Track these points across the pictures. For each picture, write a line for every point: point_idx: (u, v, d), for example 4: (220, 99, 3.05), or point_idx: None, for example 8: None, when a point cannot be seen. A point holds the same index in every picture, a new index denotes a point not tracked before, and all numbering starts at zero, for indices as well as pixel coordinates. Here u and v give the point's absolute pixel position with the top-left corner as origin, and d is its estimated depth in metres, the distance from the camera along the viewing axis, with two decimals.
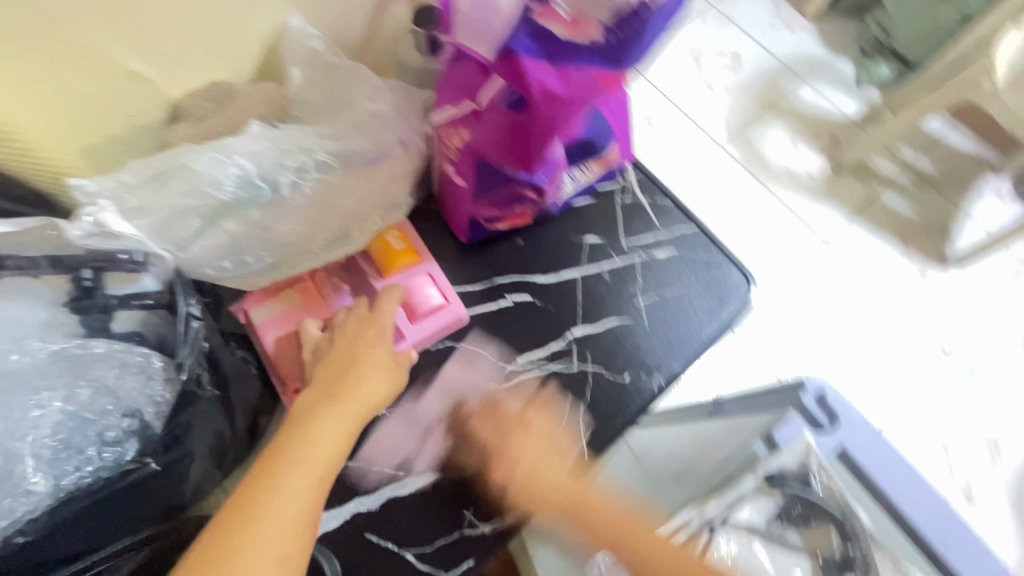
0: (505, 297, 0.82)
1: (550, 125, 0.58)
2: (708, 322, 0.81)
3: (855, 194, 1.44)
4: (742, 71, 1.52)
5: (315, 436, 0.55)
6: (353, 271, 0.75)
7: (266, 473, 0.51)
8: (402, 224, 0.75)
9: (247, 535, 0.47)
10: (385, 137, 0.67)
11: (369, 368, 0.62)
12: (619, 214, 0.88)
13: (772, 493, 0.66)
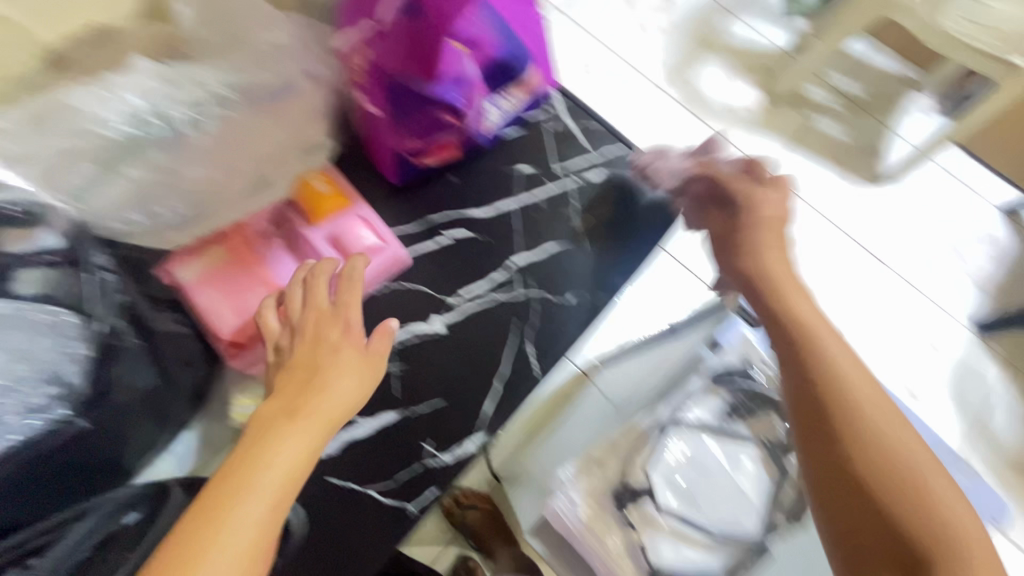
0: (443, 235, 0.82)
1: (445, 22, 0.61)
2: (645, 238, 0.85)
3: (791, 123, 1.41)
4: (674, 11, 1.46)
5: (269, 459, 0.49)
6: (282, 220, 0.73)
7: (211, 506, 0.45)
8: (329, 168, 0.75)
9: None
10: (289, 69, 0.65)
11: (336, 371, 0.56)
12: (550, 141, 0.88)
13: (718, 391, 0.84)
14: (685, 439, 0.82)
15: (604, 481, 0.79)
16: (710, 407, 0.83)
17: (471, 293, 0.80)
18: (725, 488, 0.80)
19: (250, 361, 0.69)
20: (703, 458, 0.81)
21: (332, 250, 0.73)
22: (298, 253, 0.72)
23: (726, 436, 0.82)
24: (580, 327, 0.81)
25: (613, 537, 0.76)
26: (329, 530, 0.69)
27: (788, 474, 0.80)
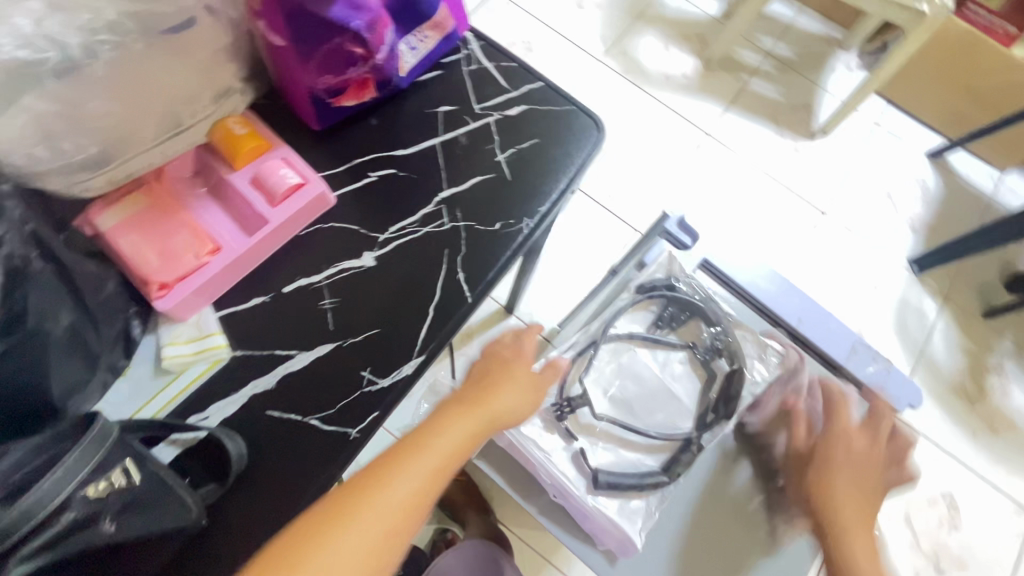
0: (367, 176, 0.83)
1: None
2: (566, 167, 0.89)
3: (725, 87, 1.80)
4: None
5: (440, 434, 0.65)
6: (203, 168, 0.76)
7: (397, 456, 0.61)
8: (244, 112, 0.77)
9: (384, 492, 0.57)
10: (185, 2, 0.63)
11: (507, 385, 0.73)
12: (468, 81, 0.91)
13: (647, 306, 0.94)
14: (615, 349, 0.92)
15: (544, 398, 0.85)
16: (640, 319, 0.93)
17: (400, 228, 0.82)
18: (654, 388, 0.91)
19: (175, 301, 0.69)
20: (632, 363, 0.92)
21: (254, 190, 0.74)
22: (220, 200, 0.75)
23: (658, 343, 0.92)
24: (509, 251, 0.84)
25: (553, 446, 0.84)
26: (271, 460, 0.70)
27: (716, 374, 0.91)
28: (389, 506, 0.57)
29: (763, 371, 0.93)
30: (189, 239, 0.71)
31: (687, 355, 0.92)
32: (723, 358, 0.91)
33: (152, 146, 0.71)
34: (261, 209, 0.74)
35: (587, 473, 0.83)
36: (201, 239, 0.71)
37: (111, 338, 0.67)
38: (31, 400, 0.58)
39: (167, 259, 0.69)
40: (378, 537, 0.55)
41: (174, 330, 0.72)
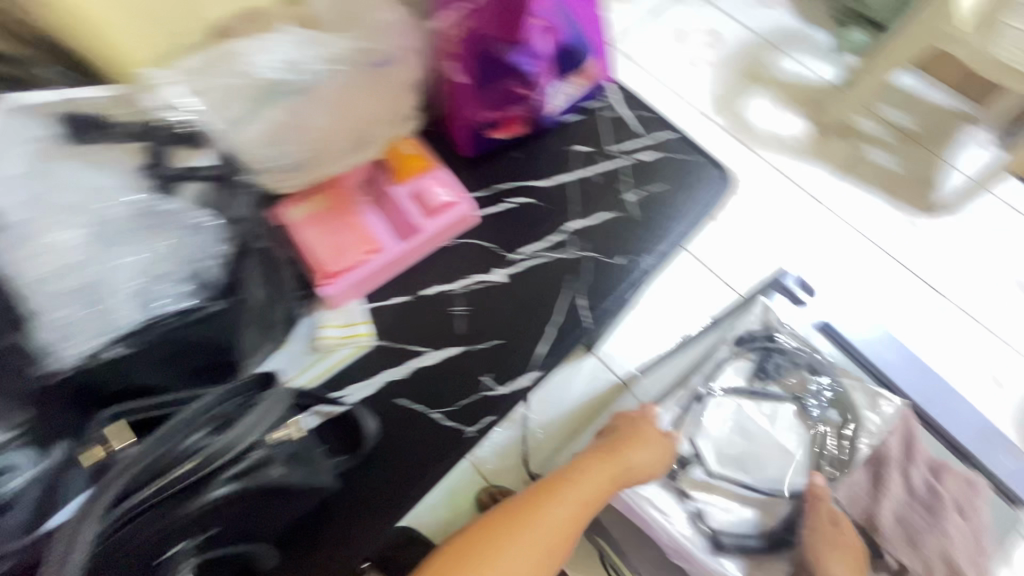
0: (505, 202, 0.92)
1: None
2: (692, 211, 0.95)
3: (844, 152, 1.29)
4: (723, 47, 1.39)
5: (575, 485, 0.69)
6: (372, 180, 0.86)
7: (536, 499, 0.67)
8: (412, 135, 0.88)
9: (536, 522, 0.65)
10: (396, 44, 0.75)
11: (642, 441, 0.75)
12: (604, 126, 0.99)
13: (746, 356, 0.89)
14: (722, 406, 0.86)
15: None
16: (743, 373, 0.88)
17: (531, 251, 0.89)
18: (772, 445, 0.84)
19: (338, 290, 0.80)
20: (743, 420, 0.85)
21: (412, 203, 0.85)
22: (382, 208, 0.85)
23: (763, 398, 0.87)
24: (631, 285, 0.88)
25: (665, 501, 0.79)
26: (394, 443, 0.78)
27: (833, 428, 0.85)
28: (541, 534, 0.64)
29: (880, 427, 0.85)
30: (356, 239, 0.82)
31: (793, 408, 0.86)
32: (834, 410, 0.86)
33: (337, 156, 0.79)
34: (416, 220, 0.84)
35: (704, 532, 0.78)
36: (365, 240, 0.82)
37: (286, 317, 0.76)
38: (224, 357, 0.68)
39: (337, 253, 0.80)
40: (532, 559, 0.62)
41: (330, 317, 0.81)
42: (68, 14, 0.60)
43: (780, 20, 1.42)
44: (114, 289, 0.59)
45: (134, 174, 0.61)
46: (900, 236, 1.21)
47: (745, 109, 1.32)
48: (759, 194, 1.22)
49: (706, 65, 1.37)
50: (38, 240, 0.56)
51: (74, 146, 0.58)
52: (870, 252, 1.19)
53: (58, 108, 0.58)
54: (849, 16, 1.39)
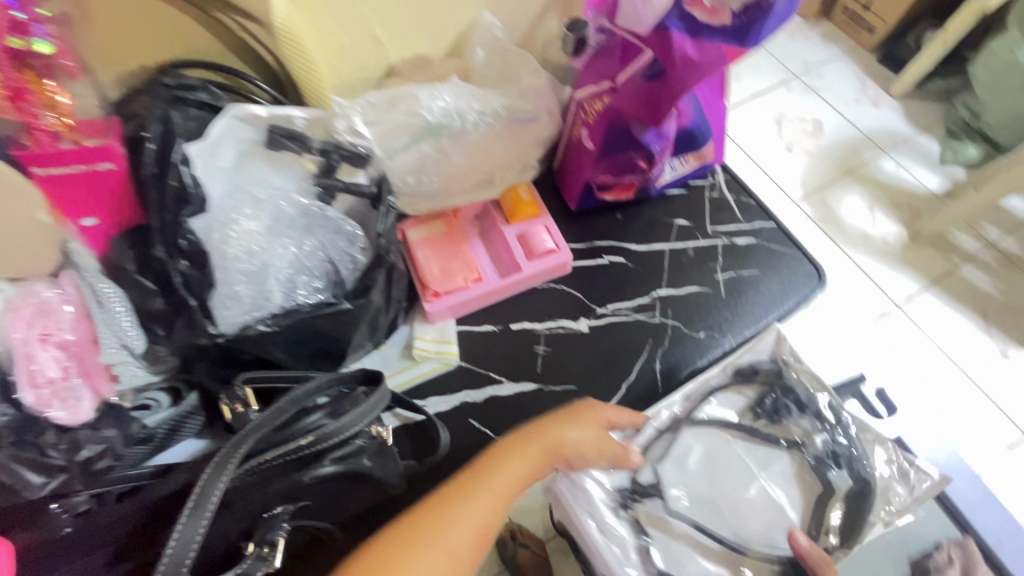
0: (601, 257, 0.98)
1: (679, 92, 0.66)
2: (781, 301, 0.96)
3: (933, 264, 1.29)
4: (822, 139, 1.43)
5: (466, 500, 0.50)
6: (485, 215, 0.94)
7: (411, 536, 0.46)
8: (529, 183, 0.93)
9: (436, 529, 0.47)
10: (540, 104, 0.84)
11: (574, 417, 0.62)
12: (706, 205, 1.03)
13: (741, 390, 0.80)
14: (703, 435, 0.77)
15: (616, 478, 0.71)
16: (724, 403, 0.79)
17: (615, 308, 0.94)
18: (755, 494, 0.73)
19: (439, 308, 0.87)
20: (717, 451, 0.76)
21: (518, 245, 0.91)
22: (489, 243, 0.93)
23: (752, 437, 0.76)
24: (708, 359, 0.91)
25: (615, 525, 0.67)
26: (458, 459, 0.83)
27: (836, 494, 0.72)
28: (441, 549, 0.46)
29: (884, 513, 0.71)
30: (464, 266, 0.89)
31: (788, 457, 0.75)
32: (842, 473, 0.73)
33: (468, 190, 0.89)
34: (518, 261, 0.90)
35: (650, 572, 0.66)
36: (471, 269, 0.89)
37: (389, 322, 0.84)
38: (338, 348, 0.76)
39: (446, 275, 0.87)
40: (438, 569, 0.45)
41: (424, 329, 0.89)
42: (295, 52, 0.69)
43: (893, 125, 1.46)
44: (271, 274, 0.68)
45: (307, 180, 0.71)
46: (982, 364, 1.19)
47: (839, 206, 1.34)
48: (842, 295, 1.23)
49: (803, 153, 1.41)
50: (231, 223, 0.65)
51: (269, 151, 0.68)
52: (953, 376, 1.17)
53: (269, 123, 0.67)
54: (963, 128, 1.39)
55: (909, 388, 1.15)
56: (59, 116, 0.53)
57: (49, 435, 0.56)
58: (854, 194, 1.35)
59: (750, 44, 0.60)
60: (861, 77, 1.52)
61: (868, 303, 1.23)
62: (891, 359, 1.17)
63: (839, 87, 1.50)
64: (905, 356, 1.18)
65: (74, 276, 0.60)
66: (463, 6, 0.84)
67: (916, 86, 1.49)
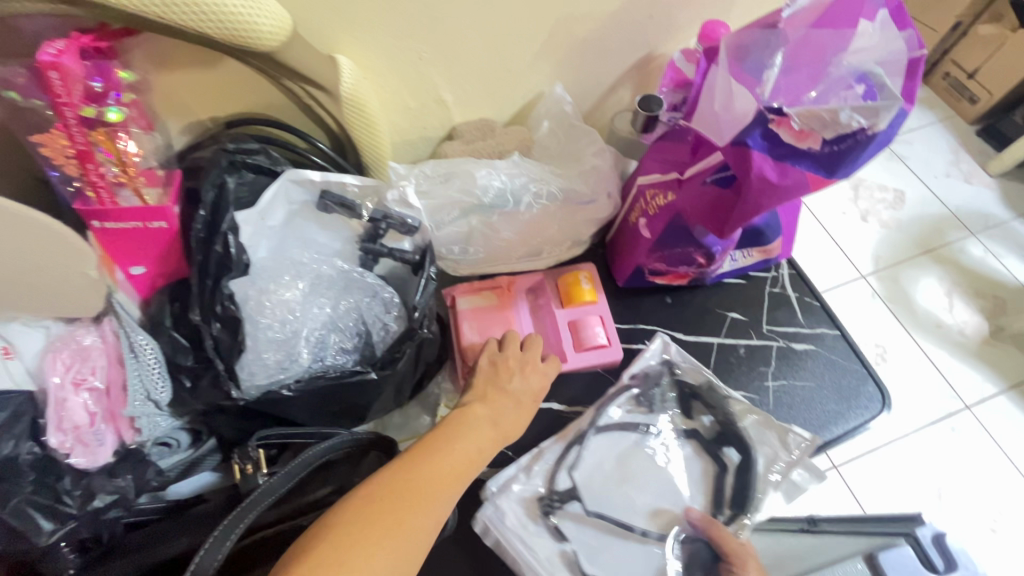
0: (642, 342, 0.90)
1: (749, 212, 0.60)
2: (836, 422, 0.87)
3: (1014, 366, 1.21)
4: (902, 211, 1.36)
5: (450, 449, 0.56)
6: (538, 290, 0.85)
7: (401, 483, 0.51)
8: (591, 269, 0.85)
9: (431, 468, 0.53)
10: (599, 187, 0.82)
11: (518, 387, 0.67)
12: (765, 300, 0.96)
13: (640, 391, 0.81)
14: (605, 441, 0.78)
15: (531, 488, 0.73)
16: (629, 408, 0.80)
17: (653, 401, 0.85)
18: (658, 483, 0.77)
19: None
20: (626, 453, 0.78)
21: (568, 331, 0.81)
22: (538, 320, 0.83)
23: (650, 438, 0.79)
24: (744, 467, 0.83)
25: (537, 532, 0.70)
26: (467, 544, 0.74)
27: (727, 467, 0.77)
28: (423, 514, 0.49)
29: (767, 476, 0.76)
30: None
31: (693, 449, 0.79)
32: (732, 449, 0.78)
33: (512, 261, 0.85)
34: (566, 349, 0.81)
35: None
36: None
37: (411, 392, 0.79)
38: (356, 416, 0.73)
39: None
40: (432, 513, 0.50)
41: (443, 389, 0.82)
42: (357, 116, 0.68)
43: (987, 206, 1.39)
44: (299, 336, 0.67)
45: (352, 243, 0.72)
46: None
47: (914, 289, 1.26)
48: (907, 395, 1.15)
49: (879, 224, 1.33)
50: (267, 292, 0.65)
51: (319, 213, 0.69)
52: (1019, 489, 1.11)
53: (322, 187, 0.67)
54: None
55: (968, 495, 1.09)
56: (123, 167, 0.55)
57: (66, 481, 0.58)
58: (931, 277, 1.28)
59: (840, 175, 0.54)
60: (954, 149, 1.46)
61: (935, 405, 1.15)
62: (951, 467, 1.11)
63: (931, 159, 1.43)
64: (968, 467, 1.12)
65: (114, 322, 0.60)
66: (534, 78, 0.82)
67: (1017, 166, 1.43)
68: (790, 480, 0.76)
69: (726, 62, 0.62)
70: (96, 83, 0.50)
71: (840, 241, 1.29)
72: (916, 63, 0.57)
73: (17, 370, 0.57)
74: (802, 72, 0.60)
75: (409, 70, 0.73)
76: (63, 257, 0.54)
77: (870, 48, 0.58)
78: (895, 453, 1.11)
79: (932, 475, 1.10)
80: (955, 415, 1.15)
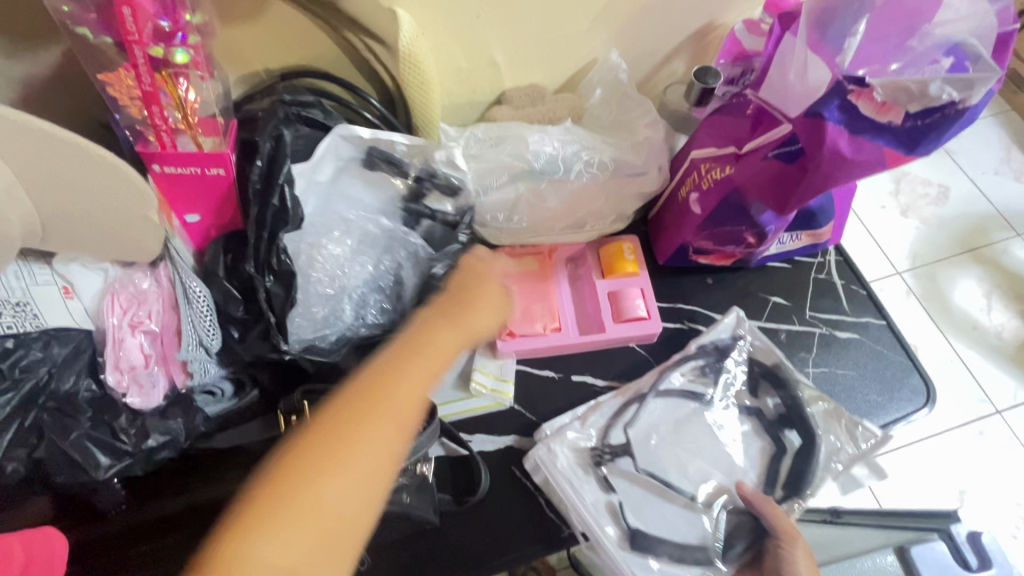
0: (683, 322, 0.87)
1: (818, 186, 0.59)
2: (876, 413, 0.85)
3: None
4: (944, 209, 1.30)
5: (400, 371, 0.46)
6: (580, 258, 0.87)
7: (342, 423, 0.42)
8: (635, 241, 0.85)
9: (375, 396, 0.44)
10: (651, 159, 0.80)
11: (484, 294, 0.56)
12: (810, 286, 0.93)
13: (707, 363, 0.81)
14: (668, 405, 0.78)
15: (585, 438, 0.75)
16: (692, 376, 0.80)
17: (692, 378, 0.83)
18: (713, 453, 0.76)
19: (511, 348, 0.79)
20: (683, 419, 0.78)
21: (608, 302, 0.82)
22: (578, 291, 0.85)
23: (709, 407, 0.79)
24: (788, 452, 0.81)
25: (587, 481, 0.72)
26: (499, 504, 0.73)
27: (786, 449, 0.77)
28: (366, 448, 0.42)
29: (827, 464, 0.76)
30: (546, 311, 0.81)
31: (752, 425, 0.78)
32: (795, 431, 0.77)
33: (557, 233, 0.83)
34: (604, 319, 0.82)
35: (623, 526, 0.70)
36: (553, 316, 0.81)
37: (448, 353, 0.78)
38: None
39: (526, 317, 0.81)
40: (378, 450, 0.42)
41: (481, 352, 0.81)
42: (413, 73, 0.66)
43: None
44: (344, 292, 0.67)
45: (395, 203, 0.71)
46: None
47: (951, 288, 1.22)
48: (939, 396, 1.12)
49: (919, 220, 1.28)
50: (318, 246, 0.66)
51: (364, 170, 0.69)
52: None
53: (370, 144, 0.67)
54: None
55: (991, 498, 1.07)
56: (184, 113, 0.55)
57: (122, 419, 0.59)
58: (968, 278, 1.24)
59: (921, 151, 0.53)
60: (1006, 145, 1.39)
61: (968, 408, 1.13)
62: (978, 471, 1.09)
63: (980, 153, 1.37)
64: (995, 472, 1.09)
65: (168, 267, 0.61)
66: (590, 43, 0.80)
67: None
68: (846, 472, 0.76)
69: (806, 31, 0.60)
70: (164, 23, 0.50)
71: (875, 237, 1.25)
72: (1010, 36, 0.54)
73: (77, 309, 0.58)
74: (889, 41, 0.58)
75: (466, 27, 0.71)
76: (123, 198, 0.52)
77: (963, 18, 0.55)
78: (917, 452, 1.10)
79: (953, 475, 1.08)
80: (984, 418, 1.12)
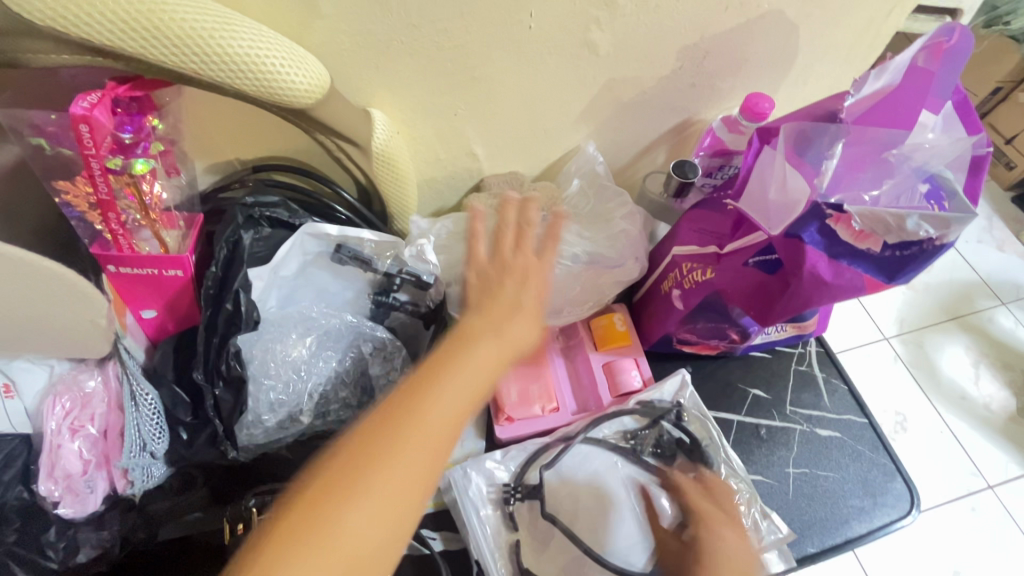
0: (665, 392, 0.81)
1: (801, 305, 0.59)
2: (857, 520, 0.82)
3: None
4: (928, 276, 1.30)
5: (430, 396, 0.41)
6: (570, 333, 0.86)
7: (353, 469, 0.38)
8: (625, 312, 0.85)
9: (400, 434, 0.39)
10: (626, 252, 0.80)
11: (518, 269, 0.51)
12: (790, 378, 0.92)
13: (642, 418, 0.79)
14: (591, 455, 0.77)
15: (499, 474, 0.75)
16: (617, 434, 0.78)
17: (645, 457, 0.76)
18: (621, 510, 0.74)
19: (511, 434, 0.79)
20: (600, 477, 0.76)
21: (603, 376, 0.82)
22: (573, 365, 0.85)
23: (630, 468, 0.76)
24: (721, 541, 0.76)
25: (490, 515, 0.73)
26: None
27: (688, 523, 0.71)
28: (380, 491, 0.38)
29: None
30: (544, 391, 0.81)
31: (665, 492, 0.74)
32: None
33: None
34: (601, 395, 0.81)
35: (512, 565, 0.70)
36: (551, 395, 0.81)
37: None
38: None
39: (523, 400, 0.79)
40: (394, 500, 0.38)
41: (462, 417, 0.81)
42: (388, 174, 0.65)
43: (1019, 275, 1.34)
44: (302, 393, 0.64)
45: (365, 293, 0.71)
46: None
47: (938, 357, 1.20)
48: (933, 474, 1.07)
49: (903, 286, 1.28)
50: (273, 351, 0.63)
51: (333, 263, 0.68)
52: None
53: (339, 241, 0.65)
54: None
55: None
56: (144, 213, 0.55)
57: (50, 533, 0.55)
58: (954, 348, 1.22)
59: (901, 279, 0.55)
60: (985, 215, 1.41)
61: (961, 487, 1.07)
62: (980, 558, 1.01)
63: None
64: (997, 558, 1.02)
65: (118, 367, 0.58)
66: (567, 136, 0.80)
67: None
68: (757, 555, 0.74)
69: (784, 146, 0.61)
70: (126, 134, 0.50)
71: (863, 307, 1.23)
72: (983, 159, 0.56)
73: (16, 410, 0.55)
74: (870, 165, 0.58)
75: (442, 124, 0.71)
76: (73, 307, 0.50)
77: (940, 144, 0.57)
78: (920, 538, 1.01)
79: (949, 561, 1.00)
80: (976, 494, 1.07)
